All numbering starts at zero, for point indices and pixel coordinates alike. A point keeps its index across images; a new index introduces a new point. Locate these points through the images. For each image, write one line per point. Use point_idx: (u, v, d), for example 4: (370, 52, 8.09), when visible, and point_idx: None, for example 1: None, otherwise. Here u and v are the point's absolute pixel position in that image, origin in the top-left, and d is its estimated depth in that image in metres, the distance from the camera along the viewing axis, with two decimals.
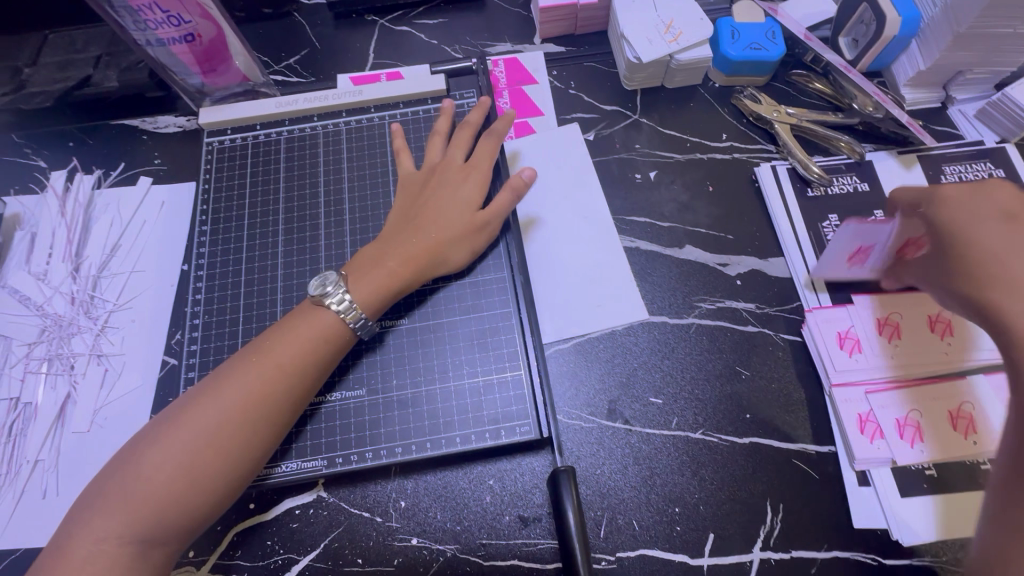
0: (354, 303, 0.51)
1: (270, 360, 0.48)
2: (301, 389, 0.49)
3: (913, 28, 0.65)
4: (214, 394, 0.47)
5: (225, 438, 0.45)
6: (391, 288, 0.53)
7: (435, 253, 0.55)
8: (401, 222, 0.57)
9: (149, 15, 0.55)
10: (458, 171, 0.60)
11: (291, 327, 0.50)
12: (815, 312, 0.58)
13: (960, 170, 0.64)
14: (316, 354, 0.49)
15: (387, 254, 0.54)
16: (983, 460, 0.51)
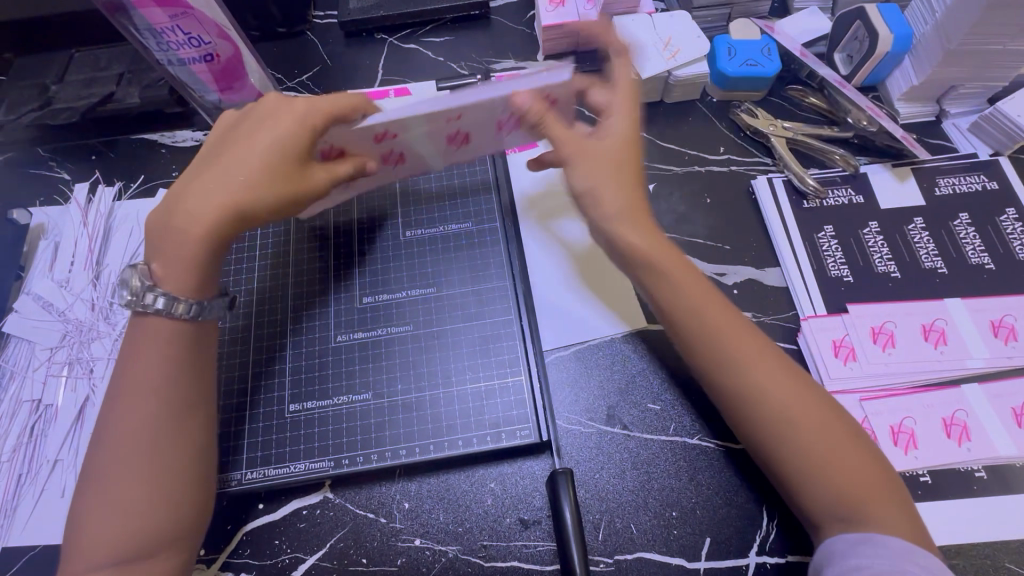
0: (173, 295, 0.48)
1: (134, 381, 0.47)
2: (171, 391, 0.47)
3: (906, 45, 0.67)
4: (118, 420, 0.46)
5: (154, 452, 0.46)
6: (196, 260, 0.49)
7: (240, 209, 0.49)
8: (177, 199, 0.50)
9: (171, 37, 0.58)
10: (252, 121, 0.52)
11: (146, 346, 0.49)
12: (810, 320, 0.59)
13: (954, 182, 0.65)
14: (171, 354, 0.48)
15: (179, 223, 0.49)
16: (976, 468, 0.53)
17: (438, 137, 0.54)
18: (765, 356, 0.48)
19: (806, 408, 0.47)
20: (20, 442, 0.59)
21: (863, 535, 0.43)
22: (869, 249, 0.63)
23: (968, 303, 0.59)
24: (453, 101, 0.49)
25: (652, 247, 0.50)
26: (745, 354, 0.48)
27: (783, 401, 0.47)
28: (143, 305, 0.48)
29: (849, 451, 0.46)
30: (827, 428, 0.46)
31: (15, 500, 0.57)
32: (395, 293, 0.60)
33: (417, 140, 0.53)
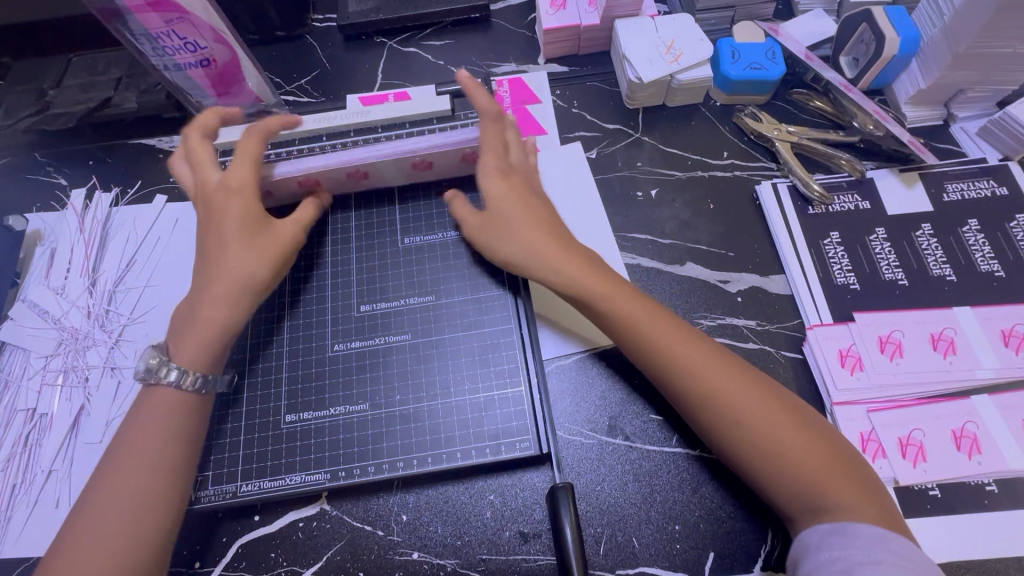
0: (184, 370, 0.50)
1: (131, 455, 0.47)
2: (170, 469, 0.48)
3: (913, 48, 0.65)
4: (107, 495, 0.46)
5: (138, 535, 0.45)
6: (216, 336, 0.52)
7: (242, 284, 0.53)
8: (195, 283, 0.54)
9: (166, 42, 0.58)
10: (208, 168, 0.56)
11: (139, 419, 0.49)
12: (816, 329, 0.58)
13: (962, 188, 0.64)
14: (173, 431, 0.49)
15: (200, 310, 0.52)
16: (986, 481, 0.51)
17: (404, 165, 0.61)
18: (689, 348, 0.50)
19: (746, 395, 0.48)
20: (14, 451, 0.59)
21: (835, 523, 0.43)
22: (877, 256, 0.62)
23: (977, 311, 0.58)
24: (419, 148, 0.59)
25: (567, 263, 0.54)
26: (681, 352, 0.50)
27: (723, 391, 0.48)
28: (153, 377, 0.50)
29: (800, 435, 0.46)
30: (773, 413, 0.47)
31: (9, 511, 0.56)
32: (393, 302, 0.59)
33: (395, 172, 0.62)
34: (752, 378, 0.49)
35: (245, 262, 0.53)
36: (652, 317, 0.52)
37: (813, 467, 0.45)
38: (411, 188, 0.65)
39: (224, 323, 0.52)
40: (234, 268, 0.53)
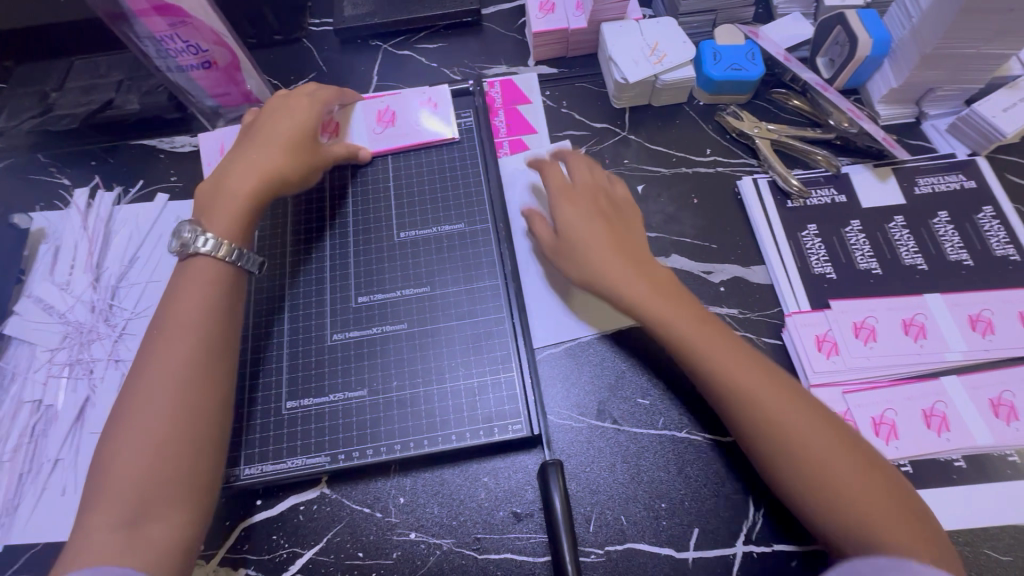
0: (222, 240, 0.55)
1: (175, 318, 0.51)
2: (205, 336, 0.51)
3: (885, 49, 0.69)
4: (156, 371, 0.49)
5: (188, 405, 0.48)
6: (242, 216, 0.57)
7: (274, 174, 0.59)
8: (226, 167, 0.60)
9: (170, 44, 0.60)
10: (275, 106, 0.64)
11: (179, 289, 0.53)
12: (794, 316, 0.61)
13: (933, 182, 0.67)
14: (206, 296, 0.53)
15: (229, 182, 0.58)
16: (955, 457, 0.54)
17: (372, 115, 0.69)
18: (742, 364, 0.52)
19: (777, 391, 0.51)
20: (21, 442, 0.60)
21: (890, 559, 0.43)
22: (852, 247, 0.64)
23: (947, 298, 0.61)
24: (386, 98, 0.70)
25: (643, 297, 0.56)
26: (710, 344, 0.53)
27: (748, 382, 0.51)
28: (189, 250, 0.54)
29: (828, 435, 0.49)
30: (800, 413, 0.50)
31: (16, 500, 0.58)
32: (390, 293, 0.62)
33: (362, 132, 0.69)
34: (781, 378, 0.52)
35: (272, 150, 0.60)
36: (680, 309, 0.56)
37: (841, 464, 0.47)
38: (406, 185, 0.67)
39: (249, 197, 0.58)
40: (264, 157, 0.59)
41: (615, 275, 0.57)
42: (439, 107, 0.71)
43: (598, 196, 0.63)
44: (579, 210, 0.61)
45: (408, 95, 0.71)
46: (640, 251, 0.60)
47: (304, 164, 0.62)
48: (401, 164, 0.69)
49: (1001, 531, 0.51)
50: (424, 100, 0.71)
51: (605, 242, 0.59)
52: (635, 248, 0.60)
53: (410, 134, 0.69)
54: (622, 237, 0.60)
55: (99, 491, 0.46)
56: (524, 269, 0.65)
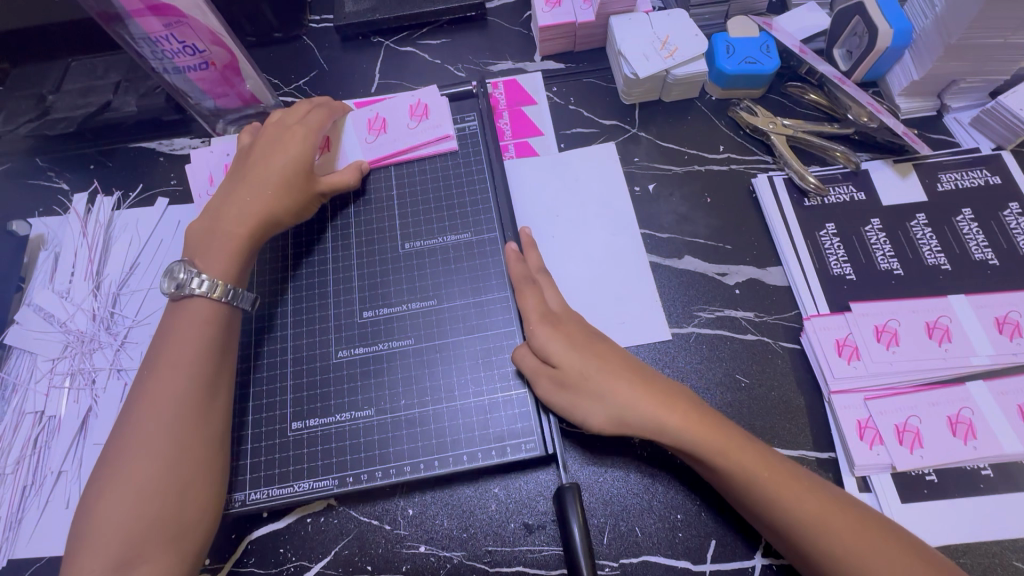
0: (218, 281, 0.54)
1: (170, 355, 0.51)
2: (200, 374, 0.50)
3: (907, 39, 0.66)
4: (150, 408, 0.49)
5: (181, 446, 0.48)
6: (237, 258, 0.56)
7: (266, 216, 0.58)
8: (219, 205, 0.58)
9: (165, 45, 0.58)
10: (269, 137, 0.61)
11: (175, 330, 0.52)
12: (813, 320, 0.59)
13: (955, 177, 0.65)
14: (202, 335, 0.52)
15: (221, 221, 0.57)
16: (982, 465, 0.52)
17: (361, 125, 0.67)
18: (766, 464, 0.48)
19: (786, 480, 0.47)
20: (24, 454, 0.59)
21: None
22: (872, 247, 0.62)
23: (972, 299, 0.59)
24: (374, 105, 0.67)
25: (661, 418, 0.50)
26: (720, 443, 0.48)
27: (757, 472, 0.47)
28: (185, 291, 0.53)
29: (870, 534, 0.45)
30: (837, 515, 0.45)
31: (20, 512, 0.57)
32: (396, 306, 0.60)
33: (353, 143, 0.66)
34: (788, 465, 0.49)
35: (264, 188, 0.58)
36: (684, 415, 0.50)
37: (857, 545, 0.44)
38: (410, 187, 0.66)
39: (244, 237, 0.56)
40: (258, 197, 0.58)
41: (624, 401, 0.51)
42: (429, 110, 0.68)
43: (566, 312, 0.57)
44: (561, 345, 0.54)
45: (397, 101, 0.68)
46: (624, 358, 0.54)
47: (295, 196, 0.59)
48: (404, 166, 0.67)
49: None
50: (412, 104, 0.68)
51: (591, 366, 0.53)
52: (620, 361, 0.54)
53: (404, 141, 0.66)
54: (606, 356, 0.54)
55: (91, 529, 0.45)
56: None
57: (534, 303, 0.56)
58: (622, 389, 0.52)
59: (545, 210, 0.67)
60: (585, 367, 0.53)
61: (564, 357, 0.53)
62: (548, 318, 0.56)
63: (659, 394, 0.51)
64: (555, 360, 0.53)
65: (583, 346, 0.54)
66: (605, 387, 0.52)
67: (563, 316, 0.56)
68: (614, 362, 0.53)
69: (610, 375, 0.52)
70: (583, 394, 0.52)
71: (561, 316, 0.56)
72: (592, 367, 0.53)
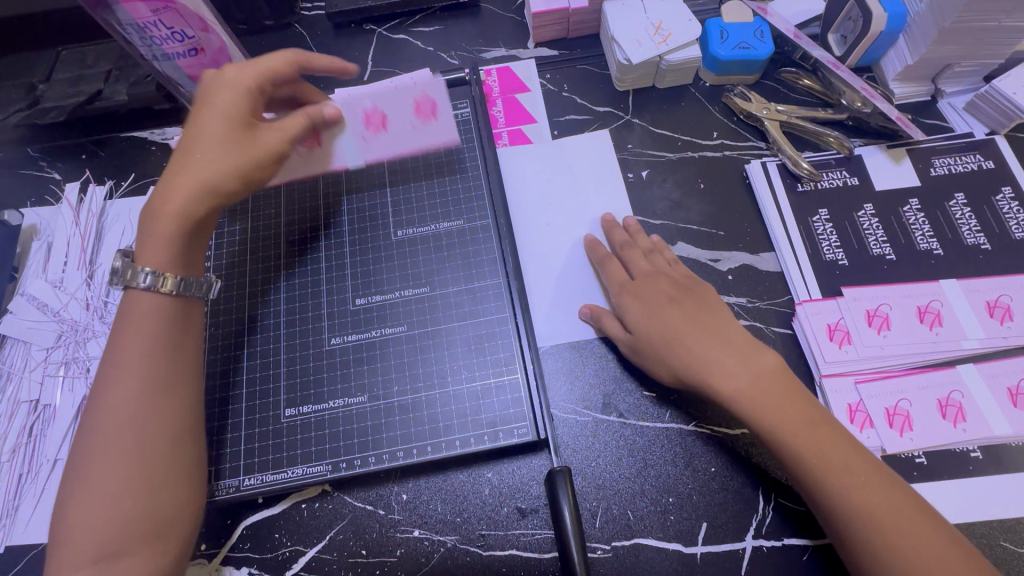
0: (155, 271, 0.51)
1: (122, 352, 0.49)
2: (153, 367, 0.49)
3: (900, 23, 0.66)
4: (103, 406, 0.47)
5: (133, 438, 0.47)
6: (175, 246, 0.52)
7: (203, 184, 0.52)
8: (161, 184, 0.54)
9: (154, 32, 0.57)
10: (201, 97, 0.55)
11: (125, 325, 0.50)
12: (805, 305, 0.59)
13: (949, 162, 0.65)
14: (154, 328, 0.50)
15: (157, 200, 0.52)
16: (972, 448, 0.53)
17: (360, 120, 0.65)
18: (779, 402, 0.49)
19: (793, 418, 0.49)
20: (19, 442, 0.60)
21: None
22: (865, 232, 0.62)
23: (964, 284, 0.59)
24: (375, 98, 0.65)
25: (714, 364, 0.52)
26: (745, 390, 0.50)
27: (767, 416, 0.49)
28: (127, 282, 0.50)
29: (863, 475, 0.46)
30: (831, 458, 0.47)
31: (17, 500, 0.57)
32: (388, 294, 0.60)
33: (349, 137, 0.65)
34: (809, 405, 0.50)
35: (201, 153, 0.52)
36: (744, 370, 0.51)
37: (849, 485, 0.46)
38: (404, 174, 0.66)
39: (179, 217, 0.51)
40: (195, 164, 0.52)
41: (689, 351, 0.53)
42: (437, 109, 0.66)
43: (654, 270, 0.59)
44: (638, 307, 0.57)
45: (404, 92, 0.66)
46: (706, 316, 0.55)
47: (234, 155, 0.53)
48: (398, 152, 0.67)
49: (1019, 523, 0.50)
50: (418, 101, 0.66)
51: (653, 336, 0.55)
52: (701, 319, 0.55)
53: (402, 142, 0.65)
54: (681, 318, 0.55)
55: (65, 531, 0.45)
56: (526, 262, 0.64)
57: (616, 275, 0.60)
58: (689, 343, 0.53)
59: (538, 197, 0.67)
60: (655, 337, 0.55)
61: (638, 318, 0.56)
62: (632, 285, 0.59)
63: (732, 343, 0.53)
64: (631, 324, 0.56)
65: (650, 306, 0.56)
66: (675, 338, 0.54)
67: (647, 276, 0.59)
68: (687, 317, 0.55)
69: (682, 325, 0.55)
70: (654, 353, 0.55)
71: (640, 281, 0.59)
72: (670, 323, 0.55)
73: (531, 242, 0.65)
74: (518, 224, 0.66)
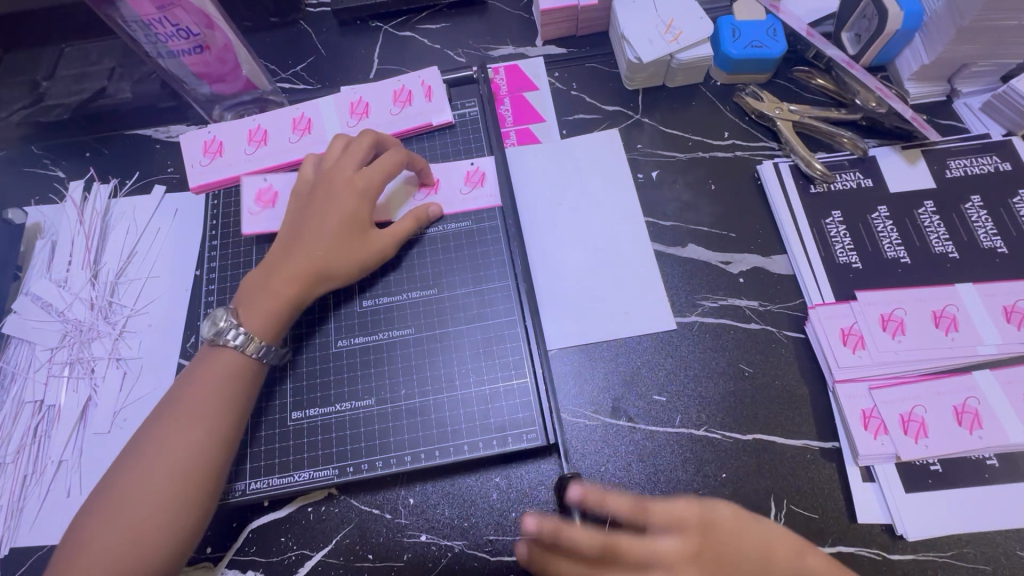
0: (252, 336, 0.52)
1: (189, 397, 0.49)
2: (216, 426, 0.49)
3: (916, 23, 0.65)
4: (151, 455, 0.47)
5: (169, 503, 0.45)
6: (282, 316, 0.53)
7: (321, 269, 0.55)
8: (272, 254, 0.56)
9: (159, 29, 0.57)
10: (347, 177, 0.57)
11: (199, 371, 0.51)
12: (818, 308, 0.58)
13: (964, 164, 0.64)
14: (226, 386, 0.50)
15: (273, 273, 0.54)
16: (988, 456, 0.52)
17: (346, 111, 0.66)
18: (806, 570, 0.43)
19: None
20: (24, 443, 0.59)
21: None
22: (879, 235, 0.61)
23: (980, 288, 0.58)
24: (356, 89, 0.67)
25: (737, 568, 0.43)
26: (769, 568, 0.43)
27: None
28: (221, 339, 0.52)
29: None
30: None
31: (21, 501, 0.57)
32: (395, 296, 0.59)
33: (336, 126, 0.66)
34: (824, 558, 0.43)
35: (323, 240, 0.55)
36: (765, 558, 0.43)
37: None
38: None
39: (289, 298, 0.54)
40: (313, 247, 0.55)
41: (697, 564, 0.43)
42: (432, 92, 0.67)
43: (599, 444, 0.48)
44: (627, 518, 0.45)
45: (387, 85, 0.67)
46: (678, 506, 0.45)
47: (353, 253, 0.56)
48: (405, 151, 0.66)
49: None
50: (403, 90, 0.67)
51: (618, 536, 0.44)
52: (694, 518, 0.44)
53: (386, 126, 0.66)
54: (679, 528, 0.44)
55: (76, 545, 0.44)
56: (535, 264, 0.63)
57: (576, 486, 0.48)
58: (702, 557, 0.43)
59: (546, 198, 0.66)
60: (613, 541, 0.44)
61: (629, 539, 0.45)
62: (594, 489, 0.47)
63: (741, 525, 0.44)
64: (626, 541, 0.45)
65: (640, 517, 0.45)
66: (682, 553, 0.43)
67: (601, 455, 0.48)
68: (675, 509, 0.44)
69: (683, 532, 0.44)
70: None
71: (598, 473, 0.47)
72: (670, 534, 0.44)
73: (539, 245, 0.64)
74: (526, 226, 0.65)
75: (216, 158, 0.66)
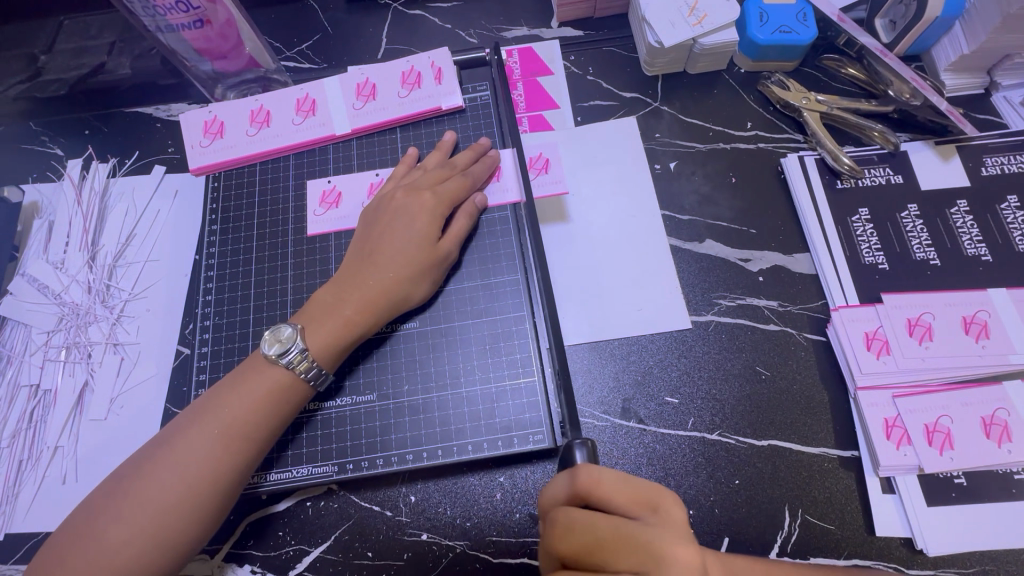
0: (307, 354, 0.49)
1: (225, 411, 0.47)
2: (247, 446, 0.47)
3: (958, 8, 0.61)
4: (178, 463, 0.45)
5: (160, 524, 0.44)
6: (346, 338, 0.51)
7: (392, 291, 0.52)
8: (343, 274, 0.53)
9: (158, 2, 0.53)
10: (415, 195, 0.55)
11: (239, 382, 0.48)
12: (841, 311, 0.55)
13: (1002, 162, 0.60)
14: (264, 407, 0.48)
15: (344, 296, 0.52)
16: (1015, 470, 0.49)
17: (351, 94, 0.63)
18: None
19: None
20: (20, 427, 0.58)
21: None
22: (908, 234, 0.58)
23: (1013, 294, 0.55)
24: (360, 69, 0.63)
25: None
26: None
27: None
28: (273, 358, 0.49)
29: None
30: None
31: (17, 486, 0.56)
32: None
33: (340, 108, 0.63)
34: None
35: (392, 259, 0.53)
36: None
37: None
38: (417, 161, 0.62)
39: (357, 323, 0.51)
40: (386, 268, 0.52)
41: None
42: (442, 74, 0.63)
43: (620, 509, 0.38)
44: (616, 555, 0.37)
45: (393, 66, 0.63)
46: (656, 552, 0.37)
47: (422, 274, 0.53)
48: (412, 135, 0.64)
49: None
50: (407, 70, 0.63)
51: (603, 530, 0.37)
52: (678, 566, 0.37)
53: (393, 109, 0.63)
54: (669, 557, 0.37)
55: (72, 534, 0.44)
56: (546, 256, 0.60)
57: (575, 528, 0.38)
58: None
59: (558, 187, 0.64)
60: (591, 533, 0.37)
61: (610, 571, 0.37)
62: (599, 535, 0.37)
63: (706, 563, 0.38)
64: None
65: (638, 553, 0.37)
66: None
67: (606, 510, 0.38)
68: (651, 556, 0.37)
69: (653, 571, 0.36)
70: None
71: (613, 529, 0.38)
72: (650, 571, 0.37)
73: (550, 237, 0.62)
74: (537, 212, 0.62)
75: (218, 138, 0.63)
